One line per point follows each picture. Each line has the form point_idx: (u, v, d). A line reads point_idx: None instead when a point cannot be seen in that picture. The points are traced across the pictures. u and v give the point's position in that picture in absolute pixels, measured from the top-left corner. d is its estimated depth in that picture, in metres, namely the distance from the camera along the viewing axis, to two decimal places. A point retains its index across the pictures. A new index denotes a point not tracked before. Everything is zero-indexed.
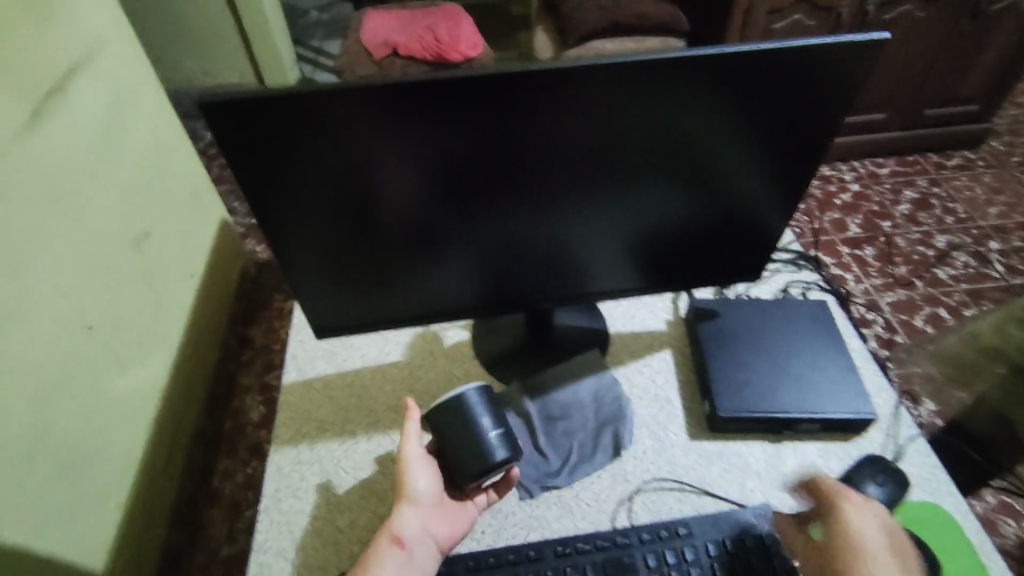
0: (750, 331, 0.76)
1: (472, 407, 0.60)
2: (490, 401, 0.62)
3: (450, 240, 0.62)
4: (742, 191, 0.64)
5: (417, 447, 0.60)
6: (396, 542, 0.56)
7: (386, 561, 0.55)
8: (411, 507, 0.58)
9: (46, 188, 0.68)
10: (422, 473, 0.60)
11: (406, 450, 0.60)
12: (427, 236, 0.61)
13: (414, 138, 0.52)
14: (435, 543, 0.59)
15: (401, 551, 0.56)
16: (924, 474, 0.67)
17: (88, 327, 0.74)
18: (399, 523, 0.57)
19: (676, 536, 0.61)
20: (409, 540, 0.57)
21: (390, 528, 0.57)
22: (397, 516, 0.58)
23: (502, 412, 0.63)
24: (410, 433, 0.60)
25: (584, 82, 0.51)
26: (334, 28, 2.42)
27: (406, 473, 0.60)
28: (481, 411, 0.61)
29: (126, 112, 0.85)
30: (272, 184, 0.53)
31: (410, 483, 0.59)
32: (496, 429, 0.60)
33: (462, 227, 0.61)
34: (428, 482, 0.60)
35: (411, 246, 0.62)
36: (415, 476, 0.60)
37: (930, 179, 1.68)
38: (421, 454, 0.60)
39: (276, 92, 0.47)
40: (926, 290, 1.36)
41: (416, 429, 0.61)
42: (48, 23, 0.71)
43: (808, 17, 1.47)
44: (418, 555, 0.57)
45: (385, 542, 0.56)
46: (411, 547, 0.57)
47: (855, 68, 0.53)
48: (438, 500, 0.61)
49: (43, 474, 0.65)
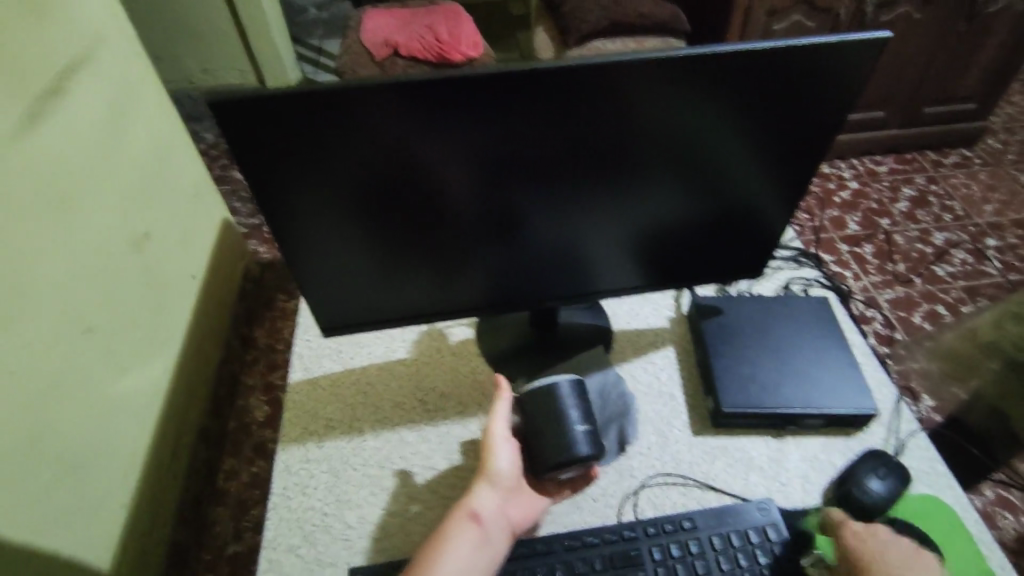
0: (753, 328, 0.77)
1: (565, 402, 0.62)
2: (581, 398, 0.63)
3: (523, 225, 0.63)
4: (743, 189, 0.65)
5: (503, 428, 0.62)
6: (472, 518, 0.57)
7: (463, 535, 0.55)
8: (490, 486, 0.59)
9: (44, 190, 0.69)
10: (505, 454, 0.61)
11: (495, 430, 0.61)
12: (496, 221, 0.62)
13: (437, 132, 0.53)
14: (507, 527, 0.59)
15: (479, 528, 0.56)
16: (925, 468, 0.68)
17: (88, 328, 0.74)
18: (478, 500, 0.58)
19: (681, 529, 0.62)
20: (484, 518, 0.57)
21: (468, 503, 0.58)
22: (476, 493, 0.59)
23: (589, 409, 0.64)
24: (499, 413, 0.62)
25: (584, 83, 0.52)
26: (334, 28, 2.43)
27: (490, 452, 0.61)
28: (574, 407, 0.62)
29: (126, 114, 0.85)
30: (287, 183, 0.54)
31: (493, 462, 0.60)
32: (585, 426, 0.62)
33: (475, 226, 0.62)
34: (509, 464, 0.61)
35: (473, 232, 0.63)
36: (499, 457, 0.61)
37: (927, 177, 1.69)
38: (508, 436, 0.62)
39: (286, 92, 0.47)
40: (925, 287, 1.37)
41: (505, 413, 0.63)
42: (48, 26, 0.72)
43: (807, 18, 1.47)
44: (492, 535, 0.57)
45: (463, 517, 0.56)
46: (486, 525, 0.57)
47: (854, 69, 0.54)
48: (515, 484, 0.61)
49: (48, 474, 0.65)
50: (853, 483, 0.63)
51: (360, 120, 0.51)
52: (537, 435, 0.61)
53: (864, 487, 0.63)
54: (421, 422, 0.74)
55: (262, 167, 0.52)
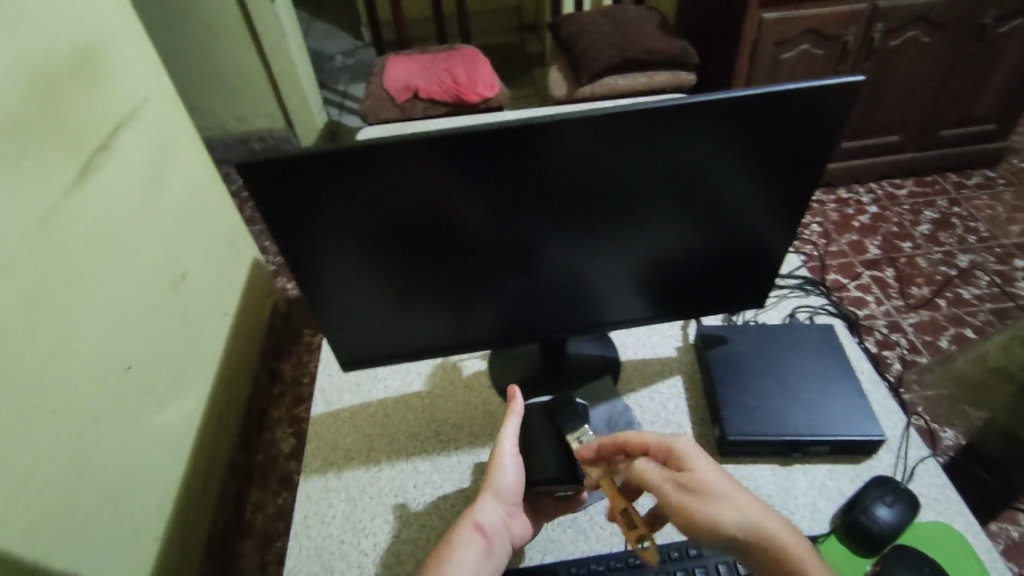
0: (759, 356, 0.78)
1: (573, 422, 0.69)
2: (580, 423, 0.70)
3: (541, 257, 0.66)
4: (744, 222, 0.67)
5: (510, 442, 0.65)
6: (477, 529, 0.59)
7: (468, 546, 0.58)
8: (495, 498, 0.62)
9: (92, 239, 0.74)
10: (509, 467, 0.64)
11: (502, 444, 0.64)
12: (521, 253, 0.65)
13: (452, 176, 0.56)
14: (507, 537, 0.62)
15: (483, 538, 0.59)
16: (934, 494, 0.67)
17: (128, 366, 0.79)
18: (484, 511, 0.61)
19: (686, 557, 0.63)
20: (488, 530, 0.60)
21: (474, 513, 0.61)
22: (482, 504, 0.62)
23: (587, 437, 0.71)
24: (506, 428, 0.65)
25: (584, 131, 0.55)
26: (359, 73, 2.55)
27: (495, 465, 0.64)
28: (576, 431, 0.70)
29: (164, 166, 0.91)
30: (304, 231, 0.58)
31: (499, 474, 0.63)
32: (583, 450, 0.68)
33: (480, 264, 0.65)
34: (512, 477, 0.64)
35: (503, 263, 0.66)
36: (504, 469, 0.64)
37: (949, 199, 1.68)
38: (513, 451, 0.65)
39: (309, 151, 0.52)
40: (950, 310, 1.35)
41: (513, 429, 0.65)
42: (97, 88, 0.79)
43: (815, 47, 1.50)
44: (495, 546, 0.60)
45: (469, 527, 0.59)
46: (489, 536, 0.60)
47: (841, 109, 0.56)
48: (517, 497, 0.64)
49: (88, 506, 0.69)
50: (859, 510, 0.64)
51: (376, 173, 0.55)
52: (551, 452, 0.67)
53: (870, 513, 0.63)
54: (434, 451, 0.76)
55: (282, 218, 0.56)
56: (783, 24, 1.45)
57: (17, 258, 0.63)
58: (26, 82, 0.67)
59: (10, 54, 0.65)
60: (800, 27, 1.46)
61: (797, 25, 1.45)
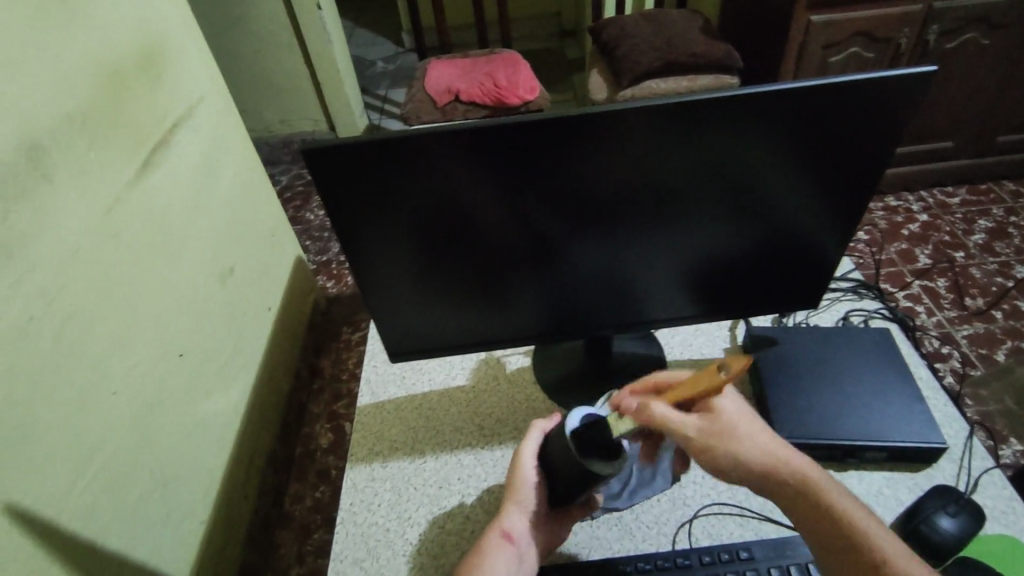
0: (811, 359, 0.77)
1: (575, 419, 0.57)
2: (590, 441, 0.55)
3: (579, 255, 0.66)
4: (795, 222, 0.66)
5: (532, 453, 0.62)
6: (506, 538, 0.59)
7: (496, 556, 0.57)
8: (523, 508, 0.61)
9: (150, 231, 0.77)
10: (534, 478, 0.61)
11: (523, 453, 0.62)
12: (548, 248, 0.65)
13: (500, 169, 0.57)
14: (535, 545, 0.62)
15: (511, 548, 0.59)
16: (1001, 507, 0.64)
17: (181, 353, 0.82)
18: (512, 520, 0.60)
19: (738, 560, 0.62)
20: (516, 538, 0.60)
21: (502, 522, 0.60)
22: (509, 512, 0.61)
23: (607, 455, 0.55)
24: (528, 440, 0.63)
25: (636, 122, 0.55)
26: (399, 78, 2.59)
27: (518, 475, 0.61)
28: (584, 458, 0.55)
29: (218, 162, 0.95)
30: (356, 221, 0.59)
31: (524, 485, 0.61)
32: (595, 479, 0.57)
33: (513, 260, 0.65)
34: (539, 488, 0.61)
35: (535, 260, 0.66)
36: (528, 481, 0.61)
37: (1006, 207, 1.61)
38: (536, 463, 0.62)
39: (365, 140, 0.53)
40: (1007, 322, 1.29)
41: (536, 438, 0.63)
42: (159, 85, 0.82)
43: (866, 49, 1.46)
44: (522, 554, 0.60)
45: (496, 536, 0.59)
46: (518, 544, 0.60)
47: (899, 101, 0.55)
48: (544, 505, 0.62)
49: (141, 487, 0.72)
50: (920, 519, 0.62)
51: (426, 164, 0.55)
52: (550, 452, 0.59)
53: (932, 524, 0.61)
54: (477, 445, 0.77)
55: (336, 206, 0.57)
56: (832, 26, 1.42)
57: (84, 246, 0.65)
58: (96, 79, 0.70)
59: (84, 51, 0.69)
60: (851, 28, 1.42)
61: (847, 28, 1.42)
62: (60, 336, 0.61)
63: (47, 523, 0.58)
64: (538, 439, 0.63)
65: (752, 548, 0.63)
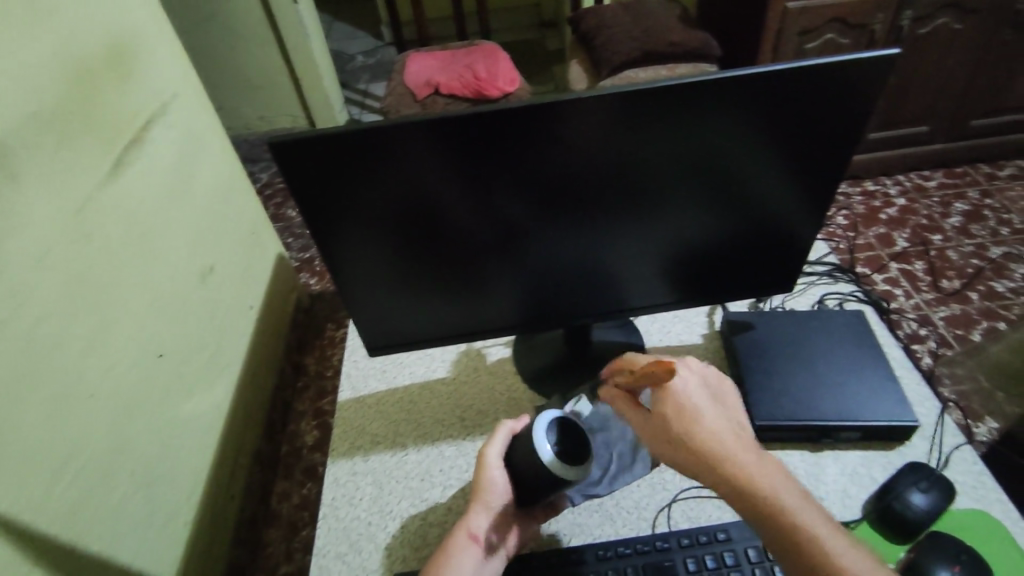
0: (785, 341, 0.78)
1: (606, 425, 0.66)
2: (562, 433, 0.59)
3: (554, 244, 0.66)
4: (769, 206, 0.67)
5: (498, 454, 0.62)
6: (472, 538, 0.59)
7: (463, 557, 0.57)
8: (489, 508, 0.60)
9: (125, 231, 0.76)
10: (500, 478, 0.61)
11: (489, 453, 0.61)
12: (521, 238, 0.65)
13: (473, 161, 0.57)
14: (501, 542, 0.62)
15: (477, 548, 0.59)
16: (971, 481, 0.66)
17: (160, 354, 0.81)
18: (478, 520, 0.60)
19: (715, 541, 0.63)
20: (483, 538, 0.60)
21: (468, 523, 0.60)
22: (476, 513, 0.60)
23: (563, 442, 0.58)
24: (493, 441, 0.62)
25: (608, 110, 0.55)
26: (379, 73, 2.58)
27: (485, 475, 0.61)
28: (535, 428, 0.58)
29: (193, 158, 0.93)
30: (329, 214, 0.59)
31: (490, 485, 0.61)
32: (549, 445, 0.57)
33: (487, 251, 0.65)
34: (505, 487, 0.61)
35: (511, 249, 0.66)
36: (494, 480, 0.61)
37: (981, 190, 1.63)
38: (503, 463, 0.61)
39: (332, 133, 0.52)
40: (982, 303, 1.31)
41: (501, 439, 0.63)
42: (129, 81, 0.80)
43: (841, 36, 1.47)
44: (489, 553, 0.60)
45: (463, 537, 0.58)
46: (485, 544, 0.60)
47: (869, 83, 0.55)
48: (510, 503, 0.62)
49: (122, 490, 0.71)
50: (893, 496, 0.63)
51: (401, 153, 0.55)
52: (524, 445, 0.59)
53: (904, 500, 0.62)
54: (459, 436, 0.77)
55: (308, 200, 0.57)
56: (808, 13, 1.43)
57: (56, 246, 0.65)
58: (62, 76, 0.69)
59: (46, 47, 0.67)
60: (826, 15, 1.43)
61: (823, 14, 1.43)
62: (32, 341, 0.60)
63: (27, 526, 0.58)
64: (505, 440, 0.63)
65: (732, 528, 0.64)
